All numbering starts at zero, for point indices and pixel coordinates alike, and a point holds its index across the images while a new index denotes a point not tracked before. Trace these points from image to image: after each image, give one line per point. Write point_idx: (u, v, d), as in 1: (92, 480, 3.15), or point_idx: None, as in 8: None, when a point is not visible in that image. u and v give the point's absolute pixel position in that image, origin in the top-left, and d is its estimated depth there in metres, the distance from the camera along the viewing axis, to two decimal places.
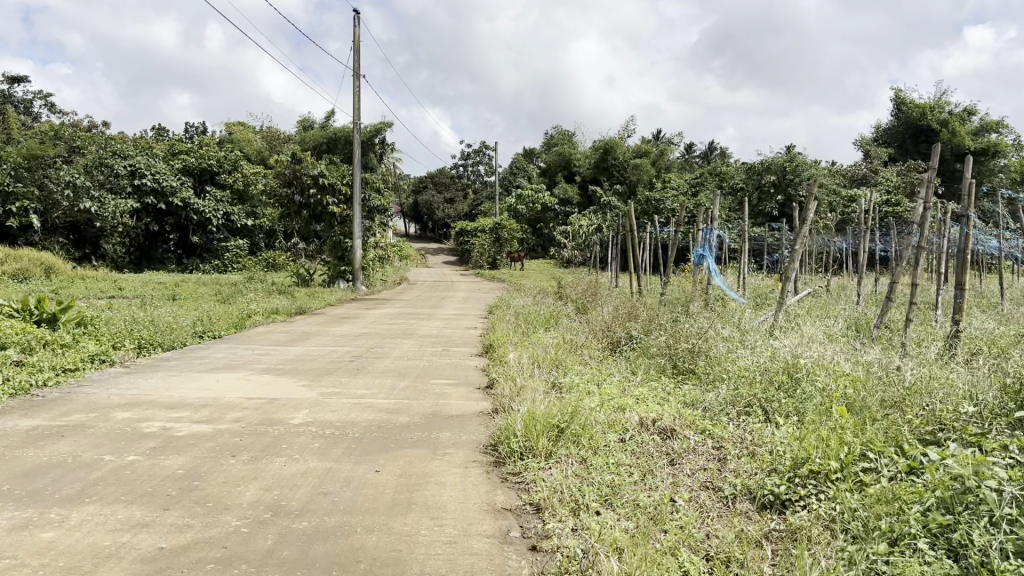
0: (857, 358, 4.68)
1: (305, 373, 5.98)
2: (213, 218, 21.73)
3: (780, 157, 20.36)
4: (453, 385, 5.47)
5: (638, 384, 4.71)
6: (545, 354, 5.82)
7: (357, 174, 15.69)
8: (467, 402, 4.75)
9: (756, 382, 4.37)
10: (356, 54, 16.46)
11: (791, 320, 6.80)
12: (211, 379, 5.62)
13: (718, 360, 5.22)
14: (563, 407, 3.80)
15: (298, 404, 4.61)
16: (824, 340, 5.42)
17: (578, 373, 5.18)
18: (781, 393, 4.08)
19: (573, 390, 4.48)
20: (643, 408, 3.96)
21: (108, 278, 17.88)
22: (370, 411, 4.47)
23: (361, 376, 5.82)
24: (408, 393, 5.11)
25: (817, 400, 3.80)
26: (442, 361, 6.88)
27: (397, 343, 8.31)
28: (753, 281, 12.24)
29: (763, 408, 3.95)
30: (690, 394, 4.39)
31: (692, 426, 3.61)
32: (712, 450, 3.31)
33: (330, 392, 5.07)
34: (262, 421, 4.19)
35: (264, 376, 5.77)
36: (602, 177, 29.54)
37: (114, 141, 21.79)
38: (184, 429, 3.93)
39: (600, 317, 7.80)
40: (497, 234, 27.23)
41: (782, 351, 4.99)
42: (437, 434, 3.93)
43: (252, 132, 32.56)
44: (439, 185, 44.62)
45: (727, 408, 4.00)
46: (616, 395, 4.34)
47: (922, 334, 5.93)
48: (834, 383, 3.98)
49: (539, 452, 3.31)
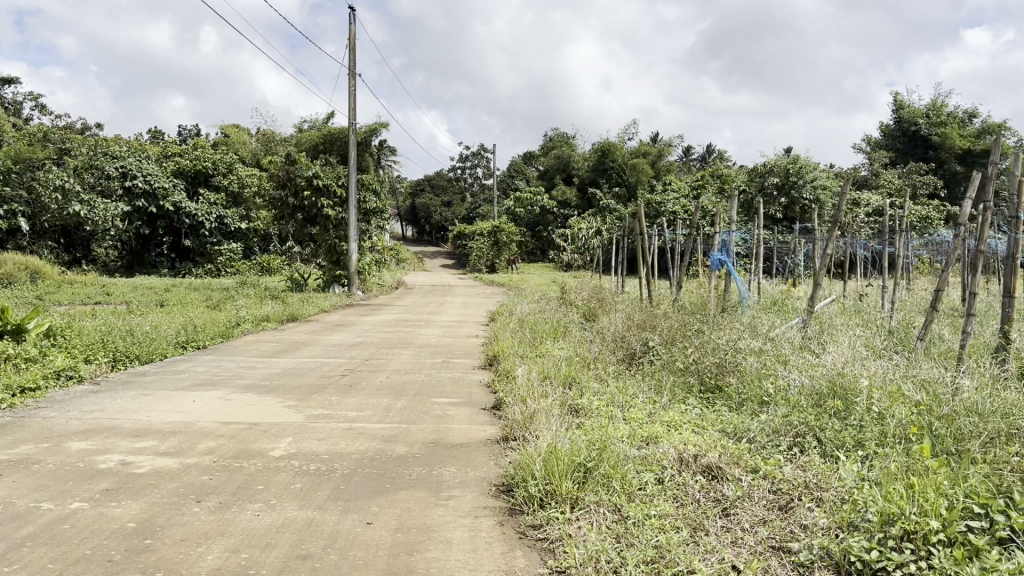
0: (915, 376, 4.16)
1: (292, 390, 5.43)
2: (206, 221, 21.19)
3: (783, 160, 19.88)
4: (456, 405, 4.93)
5: (668, 409, 4.17)
6: (557, 370, 5.29)
7: (352, 175, 15.15)
8: (472, 428, 4.19)
9: (804, 406, 3.84)
10: (351, 53, 15.96)
11: (822, 333, 6.27)
12: (185, 398, 5.05)
13: (754, 379, 4.71)
14: (589, 442, 3.28)
15: (280, 432, 4.06)
16: (867, 355, 4.89)
17: (596, 392, 4.65)
18: (837, 420, 3.55)
19: (595, 416, 3.96)
20: (680, 439, 3.44)
21: (97, 283, 17.34)
22: (363, 439, 3.92)
23: (353, 394, 5.25)
24: (404, 415, 4.56)
25: (883, 434, 3.26)
26: (442, 375, 6.33)
27: (395, 354, 7.76)
28: (767, 287, 11.75)
29: (818, 439, 3.42)
30: (729, 420, 3.87)
31: (741, 463, 3.09)
32: (770, 497, 2.77)
33: (318, 415, 4.52)
34: (239, 453, 3.64)
35: (245, 394, 5.21)
36: (601, 180, 29.01)
37: (106, 142, 21.32)
38: (146, 465, 3.38)
39: (613, 325, 7.26)
40: (495, 237, 26.68)
41: (825, 368, 4.47)
42: (440, 469, 3.39)
43: (248, 135, 32.03)
44: (436, 189, 44.11)
45: (775, 437, 3.47)
46: (646, 422, 3.81)
47: (967, 345, 5.40)
48: (900, 411, 3.42)
49: (562, 499, 2.78)
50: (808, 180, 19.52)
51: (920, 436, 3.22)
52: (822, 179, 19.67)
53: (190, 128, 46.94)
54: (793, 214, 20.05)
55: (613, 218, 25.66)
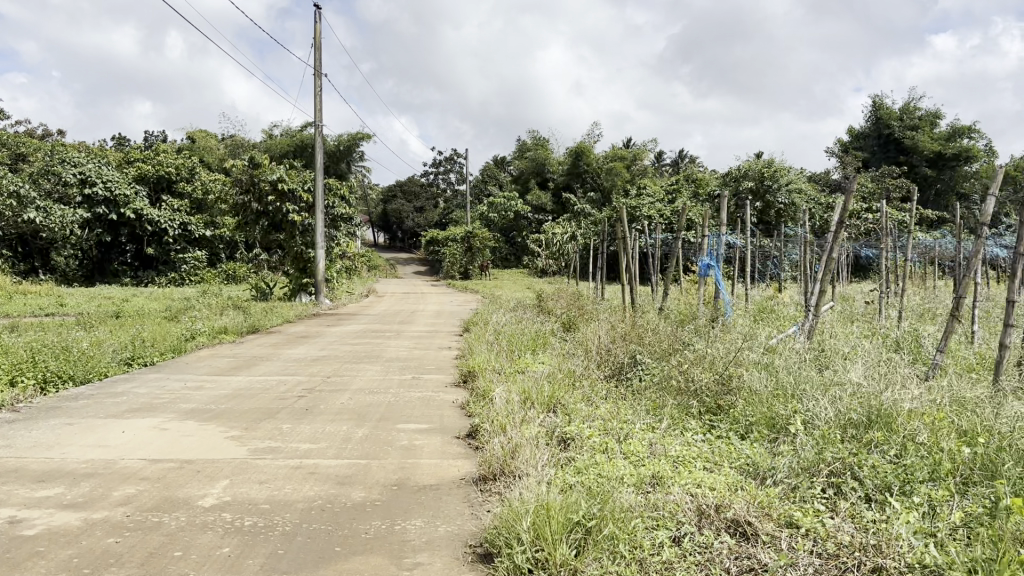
0: (957, 407, 3.65)
1: (238, 417, 4.77)
2: (170, 228, 20.34)
3: (758, 163, 19.47)
4: (424, 432, 4.33)
5: (672, 439, 3.63)
6: (539, 390, 4.71)
7: (318, 180, 14.51)
8: (443, 463, 3.60)
9: (835, 437, 3.31)
10: (318, 52, 15.30)
11: (825, 345, 5.78)
12: (113, 428, 4.38)
13: (767, 402, 4.18)
14: (590, 494, 2.72)
15: (215, 473, 3.43)
16: (887, 375, 4.40)
17: (585, 417, 4.10)
18: (877, 457, 3.03)
19: (588, 449, 3.40)
20: (694, 481, 2.88)
21: (52, 293, 16.51)
22: (313, 482, 3.30)
23: (307, 421, 4.63)
24: (364, 447, 3.95)
25: (944, 488, 2.72)
26: (411, 394, 5.73)
27: (360, 370, 7.12)
28: (755, 291, 11.27)
29: (856, 480, 2.90)
30: (747, 453, 3.32)
31: (773, 514, 2.53)
32: (819, 564, 2.22)
33: (264, 449, 3.91)
34: (162, 503, 2.99)
35: (184, 423, 4.55)
36: (575, 184, 28.49)
37: (64, 147, 20.50)
38: (40, 524, 2.74)
39: (596, 335, 6.70)
40: (469, 243, 26.08)
41: (849, 392, 3.96)
42: (405, 522, 2.80)
43: (215, 140, 31.16)
44: (408, 194, 43.42)
45: (806, 475, 2.93)
46: (648, 458, 3.25)
47: (985, 360, 4.95)
48: (966, 459, 2.89)
49: (556, 570, 2.20)
50: (783, 184, 19.07)
51: (987, 487, 2.70)
52: (796, 182, 19.23)
53: (159, 134, 45.90)
54: (769, 219, 19.66)
55: (587, 222, 25.17)
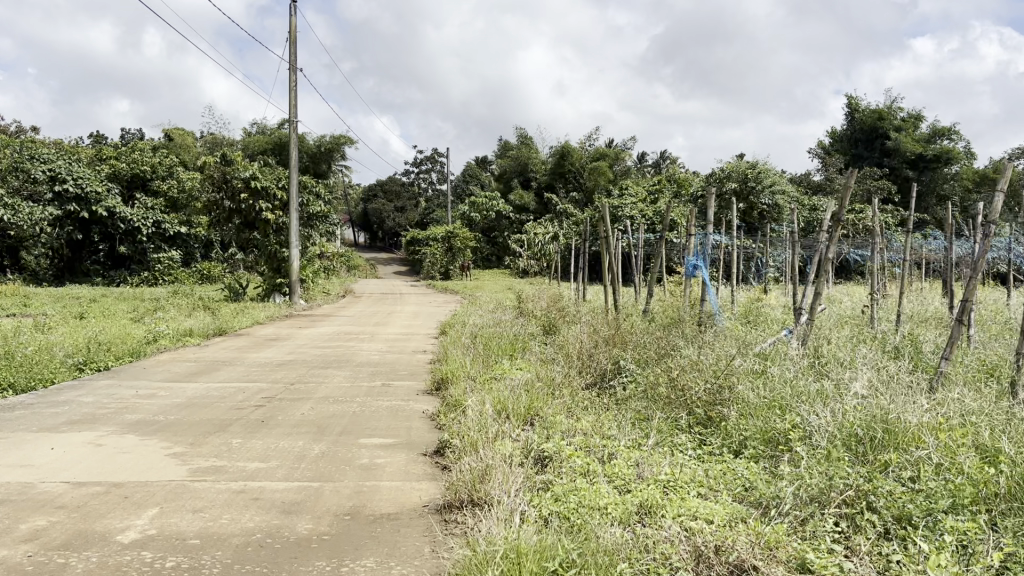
0: (974, 420, 3.30)
1: (185, 430, 4.35)
2: (143, 226, 19.77)
3: (742, 164, 19.11)
4: (388, 448, 3.94)
5: (660, 459, 3.25)
6: (517, 400, 4.32)
7: (292, 177, 14.03)
8: (405, 487, 3.21)
9: (845, 458, 2.95)
10: (293, 46, 14.86)
11: (821, 351, 5.44)
12: (43, 444, 3.94)
13: (764, 417, 3.82)
14: (568, 535, 2.34)
15: (146, 500, 3.01)
16: (891, 385, 4.06)
17: (566, 432, 3.71)
18: (894, 482, 2.66)
19: (568, 473, 3.02)
20: (688, 512, 2.52)
21: (18, 293, 15.95)
22: (256, 511, 2.89)
23: (261, 435, 4.22)
24: (320, 467, 3.55)
25: (975, 523, 2.36)
26: (379, 403, 5.32)
27: (327, 376, 6.70)
28: (742, 295, 10.90)
29: (871, 510, 2.53)
30: (748, 476, 2.95)
31: (782, 556, 2.17)
32: None
33: (208, 470, 3.49)
34: (73, 539, 2.57)
35: (124, 438, 4.12)
36: (558, 184, 28.03)
37: (33, 144, 19.89)
38: None
39: (577, 339, 6.31)
40: (449, 243, 25.66)
41: (853, 403, 3.61)
42: (354, 563, 2.41)
43: (192, 138, 30.56)
44: (388, 194, 42.90)
45: (815, 505, 2.56)
46: (636, 484, 2.87)
47: (986, 370, 4.64)
48: (997, 487, 2.53)
49: None
50: (766, 185, 18.76)
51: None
52: (780, 183, 18.88)
53: (136, 133, 45.21)
54: (751, 220, 19.39)
55: (570, 222, 24.80)
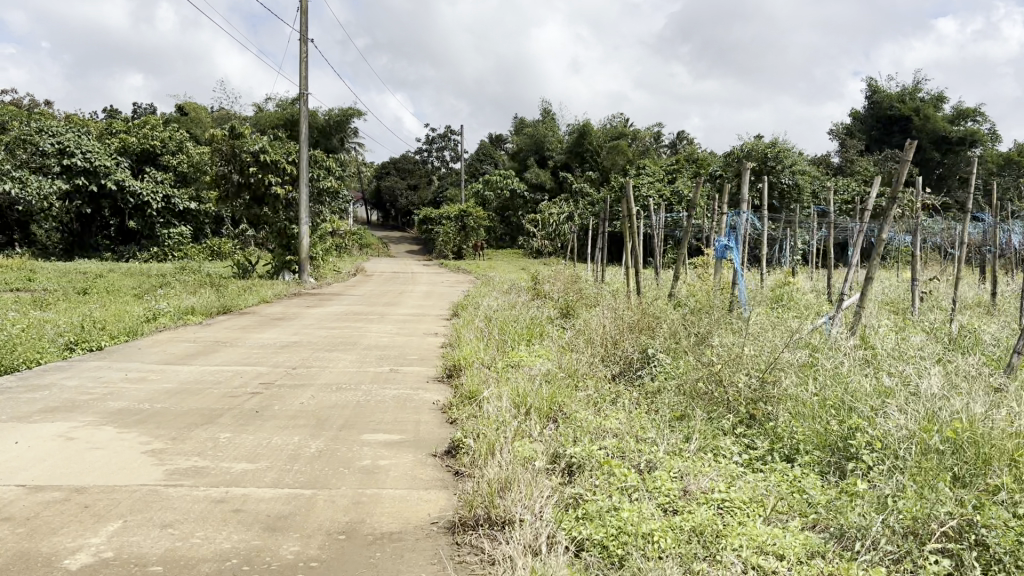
0: None
1: (170, 422, 3.91)
2: (152, 201, 19.31)
3: (761, 143, 18.43)
4: (394, 447, 3.49)
5: (709, 468, 2.80)
6: (537, 392, 3.87)
7: (302, 150, 13.53)
8: (411, 498, 2.77)
9: (935, 475, 2.50)
10: (304, 16, 14.37)
11: (869, 342, 4.96)
12: (9, 438, 3.51)
13: (821, 418, 3.35)
14: None
15: (109, 512, 2.56)
16: (962, 383, 3.57)
17: (594, 434, 3.26)
18: (1002, 508, 2.21)
19: (602, 486, 2.58)
20: (756, 544, 2.07)
21: (24, 267, 15.62)
22: (234, 527, 2.45)
23: (252, 429, 3.78)
24: (316, 469, 3.11)
25: None
26: (387, 391, 4.87)
27: (332, 360, 6.26)
28: (768, 280, 10.39)
29: (978, 543, 2.08)
30: (815, 494, 2.51)
31: None
32: None
33: (188, 473, 3.04)
34: (11, 564, 2.14)
35: (98, 431, 3.68)
36: (574, 164, 27.44)
37: (43, 117, 19.44)
38: None
39: (599, 323, 5.83)
40: (462, 222, 25.15)
41: (928, 405, 3.14)
42: None
43: (205, 112, 30.08)
44: (401, 171, 42.37)
45: (909, 539, 2.12)
46: (686, 503, 2.43)
47: None
48: None
49: None
50: (787, 165, 18.15)
51: None
52: (802, 162, 18.31)
53: (148, 109, 44.82)
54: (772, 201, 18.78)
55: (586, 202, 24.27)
